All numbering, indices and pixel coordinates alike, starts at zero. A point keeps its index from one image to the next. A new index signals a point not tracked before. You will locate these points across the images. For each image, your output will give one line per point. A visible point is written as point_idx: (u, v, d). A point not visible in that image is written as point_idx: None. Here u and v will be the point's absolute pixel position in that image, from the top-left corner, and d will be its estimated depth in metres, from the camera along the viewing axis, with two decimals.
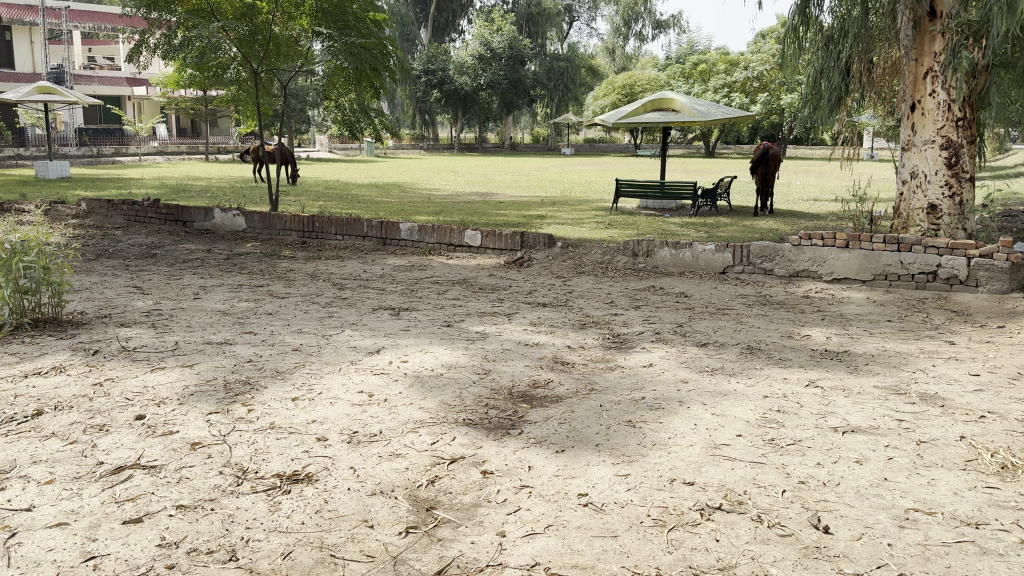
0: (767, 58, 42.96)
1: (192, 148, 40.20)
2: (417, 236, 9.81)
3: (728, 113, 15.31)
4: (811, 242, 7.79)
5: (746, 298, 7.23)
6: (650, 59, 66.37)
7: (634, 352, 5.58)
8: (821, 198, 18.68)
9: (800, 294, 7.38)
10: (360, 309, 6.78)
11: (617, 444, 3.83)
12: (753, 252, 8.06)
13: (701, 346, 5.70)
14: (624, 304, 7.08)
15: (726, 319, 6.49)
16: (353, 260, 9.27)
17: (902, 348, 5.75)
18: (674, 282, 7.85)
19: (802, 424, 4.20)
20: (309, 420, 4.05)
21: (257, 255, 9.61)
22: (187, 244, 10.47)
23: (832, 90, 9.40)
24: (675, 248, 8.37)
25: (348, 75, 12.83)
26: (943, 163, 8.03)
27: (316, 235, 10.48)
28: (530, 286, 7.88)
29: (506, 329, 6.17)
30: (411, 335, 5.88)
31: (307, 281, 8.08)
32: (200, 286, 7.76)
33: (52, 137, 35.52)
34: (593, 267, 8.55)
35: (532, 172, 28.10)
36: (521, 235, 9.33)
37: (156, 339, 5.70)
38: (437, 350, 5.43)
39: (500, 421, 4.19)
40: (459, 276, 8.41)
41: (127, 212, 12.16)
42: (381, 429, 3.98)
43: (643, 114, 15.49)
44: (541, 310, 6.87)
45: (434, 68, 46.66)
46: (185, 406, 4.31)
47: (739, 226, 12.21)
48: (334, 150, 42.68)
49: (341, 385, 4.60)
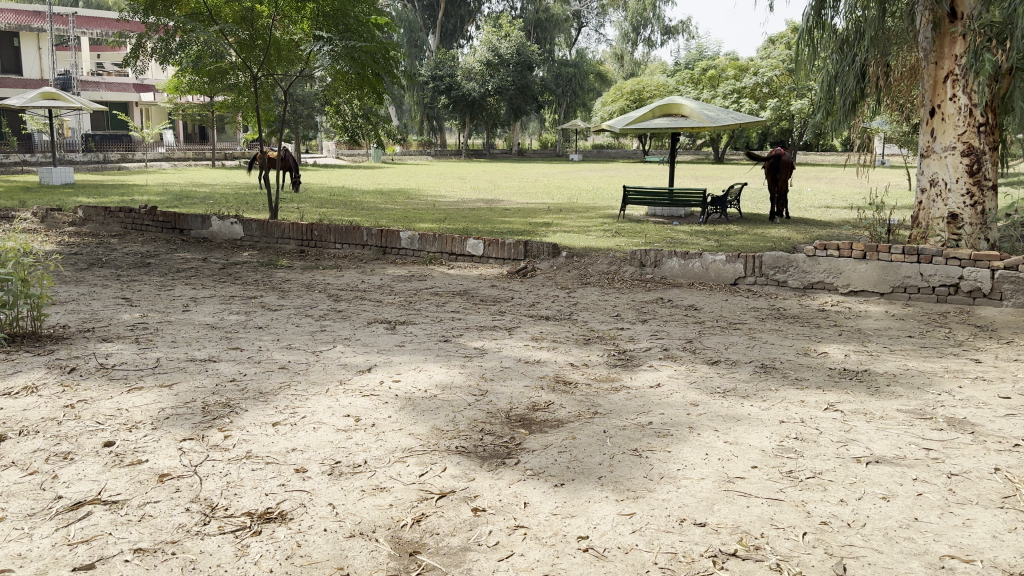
0: (776, 63, 42.57)
1: (199, 154, 40.11)
2: (418, 245, 9.52)
3: (738, 118, 14.99)
4: (826, 253, 7.46)
5: (758, 312, 6.91)
6: (659, 66, 66.17)
7: (641, 370, 5.27)
8: (834, 206, 18.32)
9: (815, 308, 7.05)
10: (354, 323, 6.50)
11: (621, 477, 3.52)
12: (765, 262, 7.73)
13: (712, 365, 5.38)
14: (630, 317, 6.77)
15: (738, 334, 6.17)
16: (351, 270, 8.99)
17: (926, 367, 5.41)
18: (683, 294, 7.53)
19: (822, 454, 3.88)
20: (288, 448, 3.76)
21: (253, 264, 9.36)
22: (182, 252, 10.23)
23: (846, 95, 9.04)
24: (684, 258, 8.05)
25: (349, 80, 12.53)
26: (965, 170, 7.71)
27: (315, 244, 10.22)
28: (533, 298, 7.58)
29: (506, 344, 5.87)
30: (405, 351, 5.59)
31: (302, 292, 7.81)
32: (190, 298, 7.50)
33: (59, 143, 35.49)
34: (599, 278, 8.24)
35: (539, 179, 27.83)
36: (524, 244, 8.99)
37: (137, 356, 5.42)
38: (432, 368, 5.14)
39: (495, 449, 3.89)
40: (459, 287, 8.12)
41: (124, 219, 11.94)
42: (366, 459, 3.68)
43: (651, 119, 15.19)
44: (543, 324, 6.57)
45: (442, 74, 46.51)
46: (157, 432, 4.03)
47: (750, 235, 11.89)
48: (341, 156, 42.55)
49: (326, 408, 4.30)
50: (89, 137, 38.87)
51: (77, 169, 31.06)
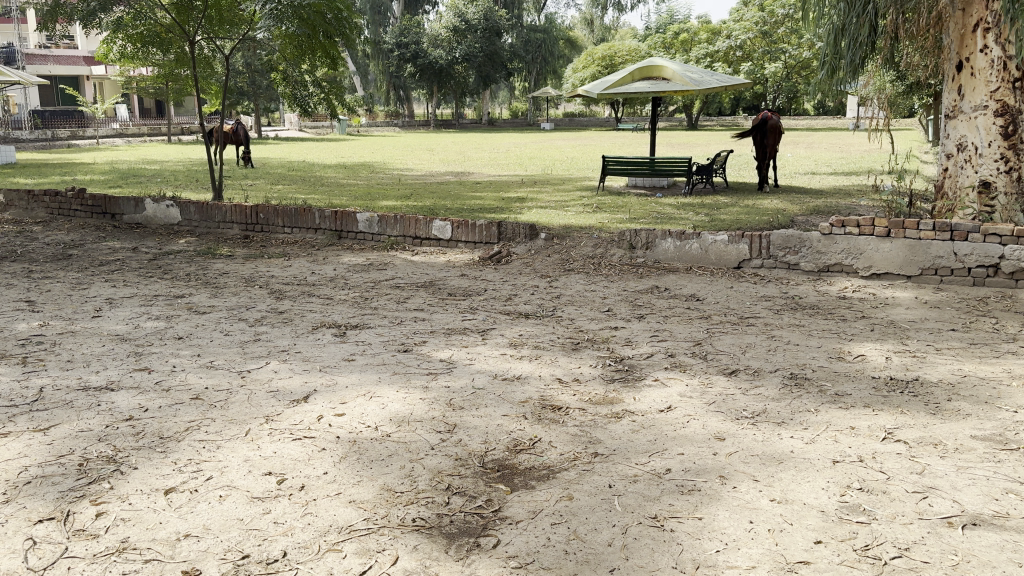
0: (749, 26, 41.39)
1: (153, 130, 38.20)
2: (377, 228, 8.42)
3: (723, 80, 13.94)
4: (844, 231, 6.46)
5: (771, 302, 5.94)
6: (627, 32, 64.89)
7: (645, 388, 4.26)
8: (820, 172, 17.47)
9: (834, 297, 6.09)
10: (296, 328, 5.42)
11: (640, 571, 2.54)
12: (774, 242, 6.72)
13: (731, 377, 4.40)
14: (624, 313, 5.77)
15: (753, 332, 5.18)
16: (300, 259, 7.91)
17: (986, 372, 4.46)
18: (681, 282, 6.56)
19: (901, 515, 2.92)
20: (181, 537, 2.74)
21: (188, 255, 8.23)
22: (111, 241, 9.06)
23: (855, 48, 8.14)
24: (679, 239, 7.05)
25: (299, 43, 11.18)
26: (998, 132, 6.84)
27: (261, 229, 9.10)
28: (509, 290, 6.56)
29: (478, 354, 4.83)
30: (354, 368, 4.53)
31: (240, 288, 6.71)
32: (106, 299, 6.38)
33: (4, 119, 33.50)
34: (583, 263, 7.24)
35: (511, 149, 26.59)
36: (498, 225, 7.92)
37: (17, 385, 4.33)
38: (385, 393, 4.10)
39: (467, 521, 2.88)
40: (424, 277, 7.08)
41: (48, 203, 10.67)
42: (286, 549, 2.67)
43: (630, 83, 14.09)
44: (521, 324, 5.55)
45: (407, 41, 44.63)
46: (5, 509, 2.96)
47: (741, 207, 10.95)
48: (304, 129, 40.84)
49: (241, 465, 3.27)
50: (36, 112, 36.96)
51: (22, 148, 29.27)
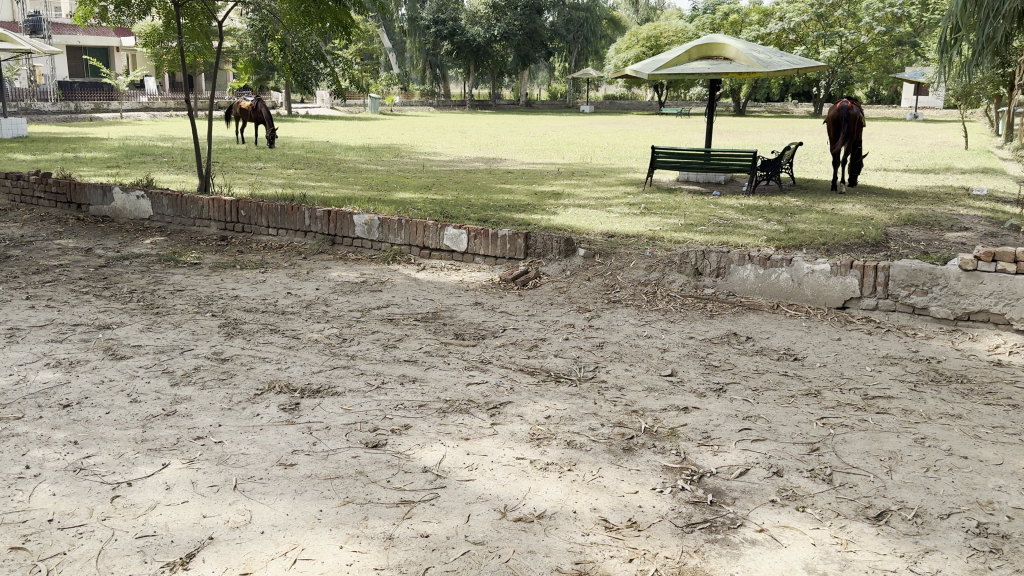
0: (804, 8, 38.57)
1: (181, 104, 36.91)
2: (378, 235, 6.82)
3: (796, 61, 12.02)
4: (995, 266, 4.70)
5: (902, 370, 4.24)
6: (672, 12, 62.32)
7: (746, 550, 2.61)
8: (891, 169, 15.57)
9: (985, 363, 4.36)
10: (232, 393, 3.86)
11: None
12: (894, 277, 5.01)
13: (881, 531, 2.75)
14: (695, 380, 4.11)
15: (893, 431, 3.49)
16: (279, 272, 6.38)
17: None
18: (768, 329, 4.87)
19: None
20: None
21: (147, 262, 6.72)
22: (66, 238, 7.60)
23: (994, 21, 6.87)
24: (762, 267, 5.37)
25: (305, 10, 9.40)
26: None
27: (243, 229, 7.58)
28: (536, 330, 4.95)
29: (483, 459, 3.21)
30: (290, 483, 2.95)
31: (187, 317, 5.18)
32: (9, 328, 4.88)
33: (30, 89, 32.32)
34: (635, 292, 5.60)
35: (548, 133, 24.86)
36: (525, 236, 6.30)
37: None
38: (320, 551, 2.50)
39: None
40: (427, 305, 5.50)
41: (11, 189, 9.27)
42: None
43: (687, 63, 12.24)
44: (550, 396, 3.92)
45: (444, 17, 42.51)
46: None
47: (817, 213, 9.21)
48: (335, 107, 39.43)
49: None
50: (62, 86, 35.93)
51: (42, 120, 28.10)
